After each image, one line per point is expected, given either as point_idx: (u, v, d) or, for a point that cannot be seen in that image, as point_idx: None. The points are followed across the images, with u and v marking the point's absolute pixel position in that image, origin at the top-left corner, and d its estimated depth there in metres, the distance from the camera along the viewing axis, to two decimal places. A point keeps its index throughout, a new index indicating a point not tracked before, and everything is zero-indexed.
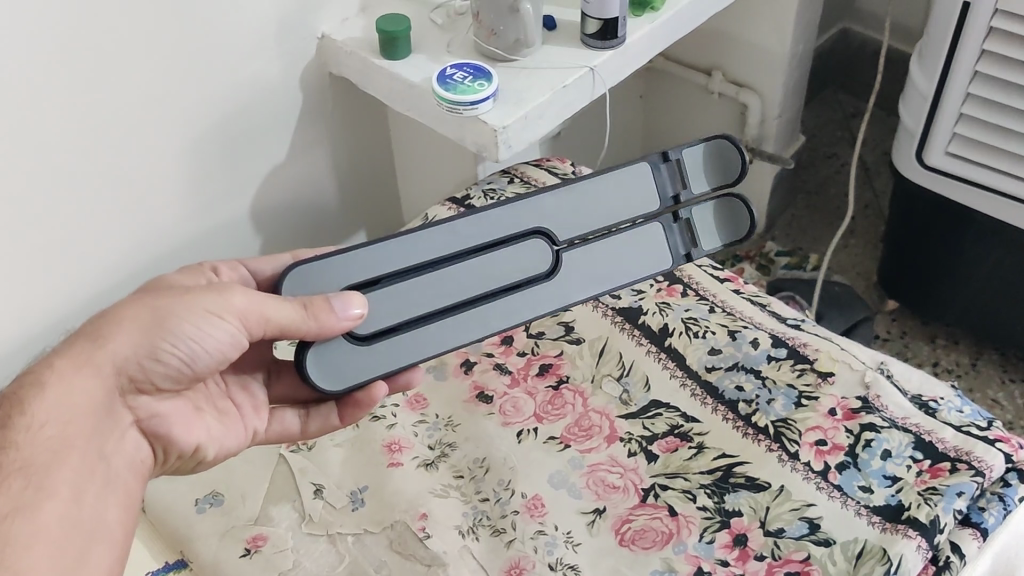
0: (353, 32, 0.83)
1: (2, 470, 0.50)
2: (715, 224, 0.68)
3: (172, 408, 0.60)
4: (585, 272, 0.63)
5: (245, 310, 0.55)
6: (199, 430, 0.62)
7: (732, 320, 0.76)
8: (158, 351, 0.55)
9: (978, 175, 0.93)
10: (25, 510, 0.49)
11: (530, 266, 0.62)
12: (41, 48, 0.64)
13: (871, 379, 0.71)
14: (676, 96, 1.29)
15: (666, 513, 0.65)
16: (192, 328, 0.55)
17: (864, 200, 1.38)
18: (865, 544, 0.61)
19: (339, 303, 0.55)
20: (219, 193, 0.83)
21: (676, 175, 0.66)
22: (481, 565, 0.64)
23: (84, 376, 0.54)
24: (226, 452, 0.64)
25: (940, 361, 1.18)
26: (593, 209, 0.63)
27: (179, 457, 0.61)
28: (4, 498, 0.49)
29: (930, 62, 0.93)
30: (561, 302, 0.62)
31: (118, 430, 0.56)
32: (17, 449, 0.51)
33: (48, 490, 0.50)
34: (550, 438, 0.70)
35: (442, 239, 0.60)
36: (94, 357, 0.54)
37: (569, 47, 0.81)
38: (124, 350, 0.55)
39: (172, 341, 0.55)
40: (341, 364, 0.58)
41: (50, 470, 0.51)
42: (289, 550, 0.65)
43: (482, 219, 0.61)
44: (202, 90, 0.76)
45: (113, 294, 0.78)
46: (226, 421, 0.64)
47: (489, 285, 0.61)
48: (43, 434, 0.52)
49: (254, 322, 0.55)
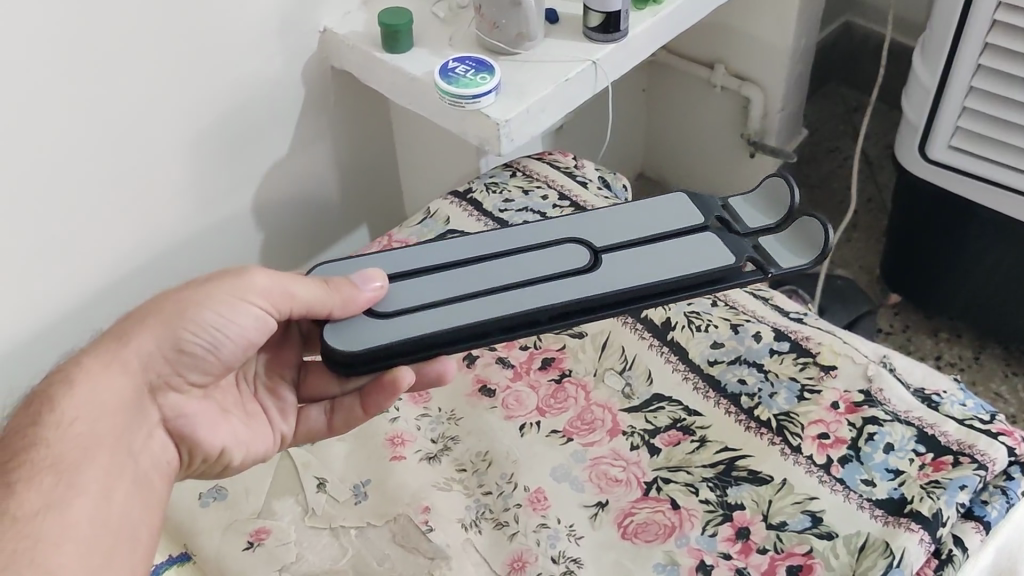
0: (355, 25, 0.83)
1: (31, 467, 0.49)
2: (788, 247, 0.62)
3: (200, 410, 0.60)
4: (623, 266, 0.60)
5: (269, 289, 0.57)
6: (224, 432, 0.62)
7: (734, 314, 0.76)
8: (182, 343, 0.57)
9: (981, 169, 0.93)
10: (56, 506, 0.48)
11: (562, 262, 0.60)
12: (44, 43, 0.64)
13: (873, 371, 0.71)
14: (679, 90, 1.29)
15: (669, 507, 0.65)
16: (214, 315, 0.57)
17: (866, 193, 1.38)
18: (868, 538, 0.61)
19: (361, 278, 0.57)
20: (222, 188, 0.83)
21: (724, 212, 0.65)
22: (483, 558, 0.64)
23: (109, 374, 0.56)
24: (253, 454, 0.64)
25: (943, 354, 1.18)
26: (626, 216, 0.64)
27: (204, 460, 0.61)
28: (35, 495, 0.48)
29: (933, 57, 0.93)
30: (595, 291, 0.58)
31: (146, 428, 0.57)
32: (46, 446, 0.51)
33: (76, 487, 0.50)
34: (553, 431, 0.70)
35: (471, 240, 0.62)
36: (120, 354, 0.56)
37: (571, 40, 0.80)
38: (148, 345, 0.57)
39: (196, 331, 0.57)
40: (355, 333, 0.57)
41: (79, 467, 0.51)
42: (292, 544, 0.65)
43: (517, 238, 0.63)
44: (205, 86, 0.76)
45: (119, 289, 0.78)
46: (252, 423, 0.64)
47: (518, 276, 0.59)
48: (71, 431, 0.52)
49: (279, 301, 0.57)
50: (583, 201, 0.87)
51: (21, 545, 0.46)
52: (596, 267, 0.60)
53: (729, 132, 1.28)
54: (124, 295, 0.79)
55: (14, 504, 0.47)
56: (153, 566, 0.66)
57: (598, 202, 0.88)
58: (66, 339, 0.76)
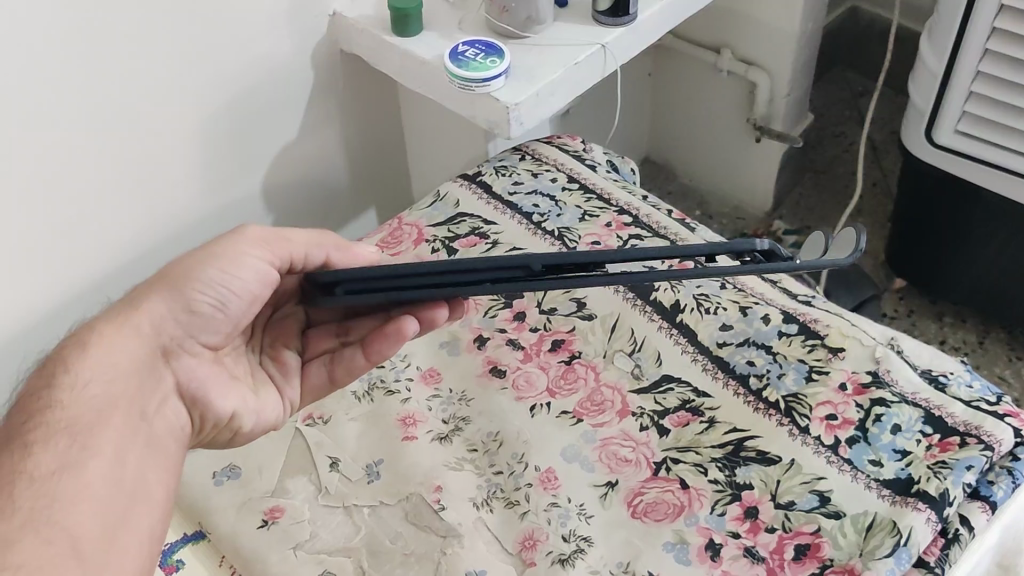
0: (365, 9, 0.83)
1: (47, 428, 0.50)
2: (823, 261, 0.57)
3: (210, 373, 0.61)
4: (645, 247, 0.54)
5: (267, 237, 0.60)
6: (234, 396, 0.62)
7: (743, 296, 0.76)
8: (192, 303, 0.59)
9: (988, 153, 0.93)
10: (72, 467, 0.49)
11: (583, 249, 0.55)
12: (50, 23, 0.63)
13: (881, 354, 0.71)
14: (685, 74, 1.29)
15: (678, 486, 0.66)
16: (217, 272, 0.59)
17: (872, 178, 1.38)
18: (875, 517, 0.61)
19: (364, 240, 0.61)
20: (231, 169, 0.83)
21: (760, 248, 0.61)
22: (495, 536, 0.65)
23: (123, 337, 0.57)
24: (262, 423, 0.64)
25: (947, 339, 1.18)
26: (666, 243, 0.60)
27: (215, 425, 0.61)
28: (51, 456, 0.49)
29: (942, 39, 0.92)
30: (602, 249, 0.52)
31: (161, 392, 0.58)
32: (62, 409, 0.51)
33: (93, 450, 0.50)
34: (563, 412, 0.71)
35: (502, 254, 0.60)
36: (130, 319, 0.57)
37: (580, 24, 0.80)
38: (160, 309, 0.59)
39: (203, 289, 0.59)
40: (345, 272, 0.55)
41: (95, 430, 0.51)
42: (306, 522, 0.66)
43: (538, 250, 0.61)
44: (212, 67, 0.76)
45: (129, 268, 0.79)
46: (260, 393, 0.65)
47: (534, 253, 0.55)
48: (87, 394, 0.53)
49: (276, 245, 0.60)
50: (592, 184, 0.88)
51: (40, 504, 0.46)
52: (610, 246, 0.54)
53: (735, 117, 1.28)
54: (133, 274, 0.79)
55: (31, 465, 0.48)
56: (167, 545, 0.67)
57: (607, 185, 0.88)
58: (80, 315, 0.77)
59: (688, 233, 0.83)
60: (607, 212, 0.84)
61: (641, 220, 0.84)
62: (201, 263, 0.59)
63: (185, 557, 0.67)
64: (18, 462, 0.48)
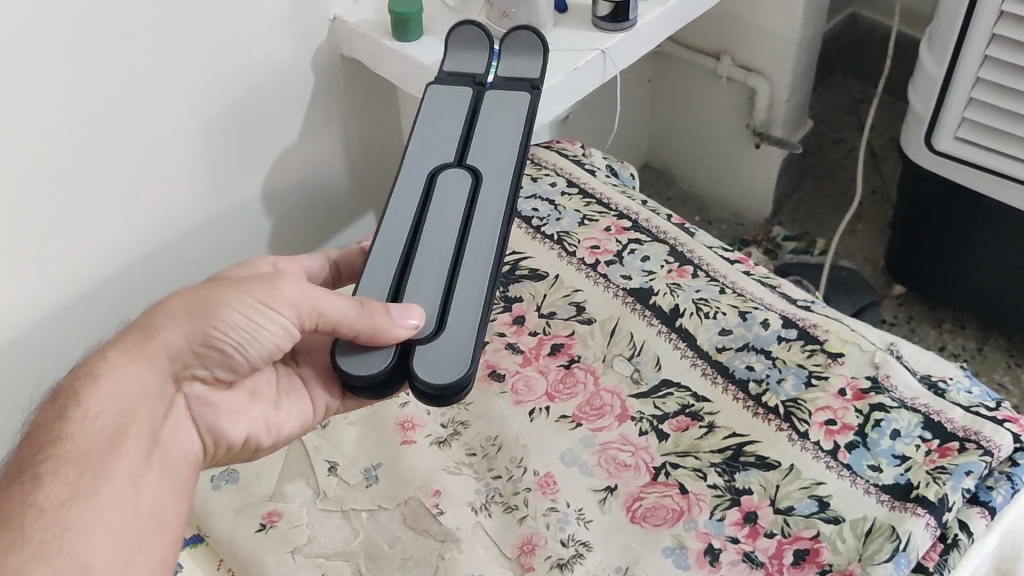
0: (365, 13, 0.84)
1: (58, 461, 0.48)
2: (517, 59, 0.70)
3: (224, 400, 0.58)
4: (490, 147, 0.62)
5: (297, 299, 0.54)
6: (245, 422, 0.60)
7: (742, 300, 0.76)
8: (212, 338, 0.54)
9: (989, 160, 0.93)
10: (86, 493, 0.47)
11: (463, 183, 0.60)
12: (44, 26, 0.63)
13: (880, 359, 0.71)
14: (685, 81, 1.30)
15: (677, 491, 0.66)
16: (244, 318, 0.54)
17: (872, 185, 1.38)
18: (874, 522, 0.61)
19: (397, 311, 0.52)
20: (231, 173, 0.83)
21: (460, 78, 0.68)
22: (493, 540, 0.65)
23: (137, 366, 0.54)
24: (283, 437, 0.62)
25: (946, 345, 1.18)
26: (438, 136, 0.64)
27: (229, 450, 0.59)
28: (60, 486, 0.47)
29: (942, 47, 0.93)
30: (508, 171, 0.61)
31: (172, 417, 0.55)
32: (72, 438, 0.49)
33: (106, 476, 0.49)
34: (562, 416, 0.71)
35: (389, 239, 0.58)
36: (147, 347, 0.54)
37: (579, 29, 0.80)
38: (177, 340, 0.54)
39: (224, 329, 0.54)
40: (433, 355, 0.52)
41: (107, 459, 0.49)
42: (304, 526, 0.66)
43: (394, 217, 0.59)
44: (212, 71, 0.76)
45: (128, 273, 0.79)
46: (283, 405, 0.61)
47: (459, 216, 0.58)
48: (98, 424, 0.50)
49: (308, 312, 0.54)
50: (592, 189, 0.88)
51: (50, 535, 0.45)
52: (481, 169, 0.61)
53: (734, 122, 1.28)
54: (131, 280, 0.79)
55: (42, 495, 0.46)
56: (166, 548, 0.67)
57: (607, 189, 0.88)
58: (79, 322, 0.77)
59: (687, 236, 0.83)
60: (606, 216, 0.85)
61: (640, 225, 0.84)
62: (231, 302, 0.54)
63: (184, 561, 0.67)
64: (29, 493, 0.46)
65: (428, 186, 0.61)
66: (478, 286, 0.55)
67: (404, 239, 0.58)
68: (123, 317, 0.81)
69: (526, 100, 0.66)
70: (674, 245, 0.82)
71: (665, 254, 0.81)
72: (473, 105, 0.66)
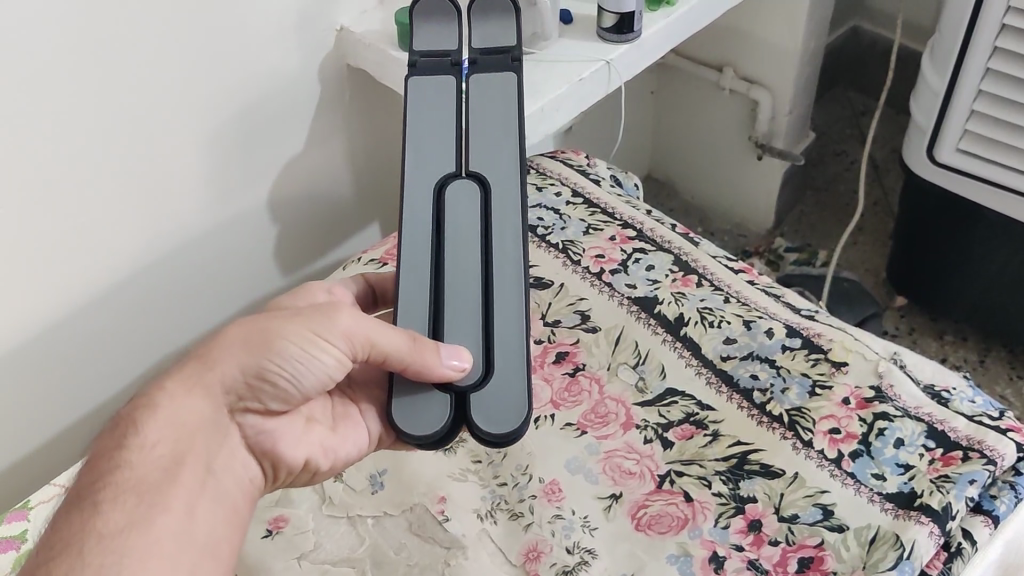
0: (372, 24, 0.85)
1: (117, 487, 0.47)
2: (490, 22, 0.59)
3: (280, 425, 0.55)
4: (487, 149, 0.55)
5: (352, 330, 0.51)
6: (306, 445, 0.57)
7: (747, 310, 0.77)
8: (266, 371, 0.52)
9: (990, 172, 0.93)
10: (140, 523, 0.46)
11: (474, 205, 0.54)
12: (52, 40, 0.64)
13: (883, 368, 0.72)
14: (687, 93, 1.30)
15: (682, 499, 0.66)
16: (299, 351, 0.51)
17: (873, 197, 1.39)
18: (878, 531, 0.61)
19: (446, 350, 0.49)
20: (238, 182, 0.84)
21: (433, 60, 0.58)
22: (499, 548, 0.65)
23: (192, 397, 0.51)
24: (341, 462, 0.58)
25: (948, 356, 1.19)
26: (429, 143, 0.56)
27: (288, 473, 0.56)
28: (119, 513, 0.46)
29: (943, 60, 0.94)
30: (513, 179, 0.54)
31: (227, 447, 0.53)
32: (129, 468, 0.48)
33: (161, 504, 0.47)
34: (568, 424, 0.71)
35: (411, 283, 0.53)
36: (204, 378, 0.52)
37: (585, 40, 0.81)
38: (232, 371, 0.52)
39: (278, 361, 0.51)
40: (487, 404, 0.49)
41: (163, 489, 0.48)
42: (310, 532, 0.66)
43: (410, 257, 0.53)
44: (219, 82, 0.77)
45: (137, 279, 0.80)
46: (341, 429, 0.58)
47: (478, 245, 0.53)
48: (155, 452, 0.49)
49: (362, 344, 0.51)
50: (596, 198, 0.89)
51: (107, 561, 0.44)
52: (485, 179, 0.54)
53: (735, 134, 1.29)
54: (139, 286, 0.80)
55: (100, 522, 0.46)
56: None
57: (613, 200, 0.89)
58: (86, 329, 0.77)
59: (692, 246, 0.84)
60: (611, 225, 0.85)
61: (645, 234, 0.85)
62: (286, 334, 0.51)
63: None
64: (87, 518, 0.46)
65: (438, 212, 0.54)
66: (517, 335, 0.51)
67: (427, 277, 0.52)
68: (132, 323, 0.81)
69: (513, 83, 0.57)
70: (678, 255, 0.82)
71: (670, 263, 0.81)
72: (455, 95, 0.57)
